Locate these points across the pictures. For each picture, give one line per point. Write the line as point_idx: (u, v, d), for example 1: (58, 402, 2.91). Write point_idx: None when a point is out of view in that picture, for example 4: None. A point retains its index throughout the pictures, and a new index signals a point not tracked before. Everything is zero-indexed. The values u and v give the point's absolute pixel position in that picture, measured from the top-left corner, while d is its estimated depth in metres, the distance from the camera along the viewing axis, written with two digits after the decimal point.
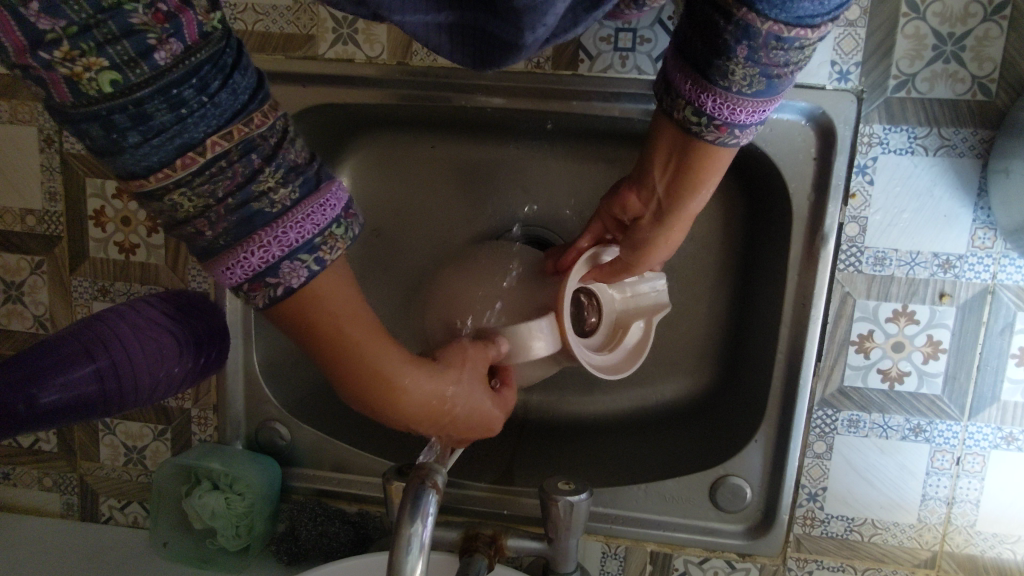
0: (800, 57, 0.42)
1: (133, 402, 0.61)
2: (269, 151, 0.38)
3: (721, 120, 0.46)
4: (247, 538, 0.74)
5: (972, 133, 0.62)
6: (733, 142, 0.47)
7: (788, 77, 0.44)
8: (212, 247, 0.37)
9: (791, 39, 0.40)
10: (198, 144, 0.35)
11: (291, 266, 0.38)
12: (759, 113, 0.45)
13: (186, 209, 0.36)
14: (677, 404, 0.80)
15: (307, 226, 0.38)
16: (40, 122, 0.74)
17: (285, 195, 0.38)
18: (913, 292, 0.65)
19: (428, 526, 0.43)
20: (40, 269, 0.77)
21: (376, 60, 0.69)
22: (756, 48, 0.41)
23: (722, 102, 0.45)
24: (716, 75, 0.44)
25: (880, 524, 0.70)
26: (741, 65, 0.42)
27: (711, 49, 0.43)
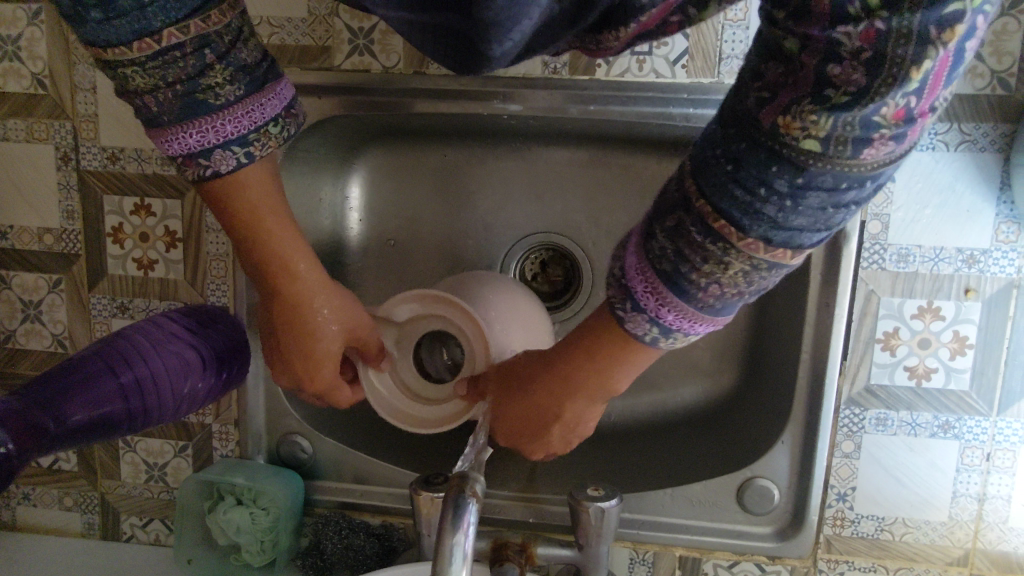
0: (724, 262, 0.37)
1: (161, 414, 0.61)
2: (223, 48, 0.43)
3: (626, 283, 0.41)
4: (272, 553, 0.73)
5: (992, 127, 0.62)
6: (622, 316, 0.42)
7: (701, 283, 0.38)
8: (157, 120, 0.44)
9: (719, 234, 0.36)
10: (156, 32, 0.40)
11: (222, 154, 0.45)
12: (660, 300, 0.40)
13: (139, 83, 0.42)
14: (699, 407, 0.79)
15: (246, 121, 0.45)
16: (56, 139, 0.74)
17: (229, 92, 0.44)
18: (939, 288, 0.65)
19: (470, 535, 0.43)
20: (58, 288, 0.77)
21: (392, 69, 0.69)
22: (684, 230, 0.37)
23: (637, 267, 0.40)
24: (647, 238, 0.39)
25: (911, 522, 0.69)
26: (665, 238, 0.38)
27: (656, 216, 0.39)
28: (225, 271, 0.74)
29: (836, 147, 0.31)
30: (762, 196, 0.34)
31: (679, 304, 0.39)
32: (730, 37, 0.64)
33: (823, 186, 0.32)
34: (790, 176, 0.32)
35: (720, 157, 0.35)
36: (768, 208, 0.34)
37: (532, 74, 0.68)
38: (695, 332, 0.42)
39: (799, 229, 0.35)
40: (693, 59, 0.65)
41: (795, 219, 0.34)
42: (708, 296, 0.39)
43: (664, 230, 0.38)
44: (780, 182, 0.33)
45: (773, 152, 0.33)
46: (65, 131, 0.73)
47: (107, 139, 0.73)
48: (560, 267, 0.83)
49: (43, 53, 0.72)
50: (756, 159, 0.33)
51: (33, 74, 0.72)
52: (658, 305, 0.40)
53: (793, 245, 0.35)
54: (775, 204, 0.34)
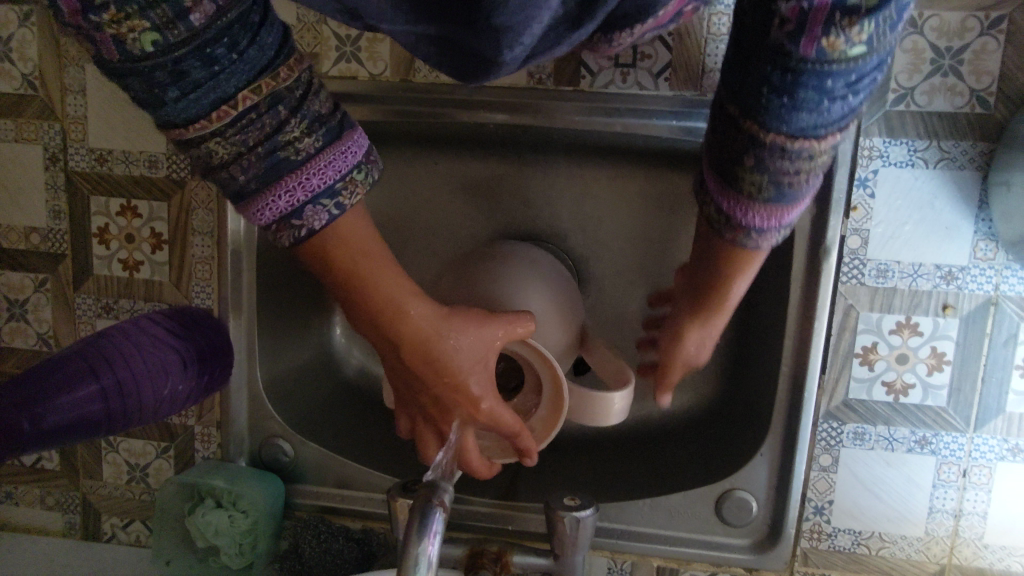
0: (816, 165, 0.39)
1: (142, 415, 0.61)
2: (296, 102, 0.40)
3: (737, 222, 0.43)
4: (250, 556, 0.74)
5: (971, 146, 0.62)
6: (754, 244, 0.44)
7: (804, 184, 0.40)
8: (244, 192, 0.39)
9: (799, 149, 0.38)
10: (231, 99, 0.37)
11: (313, 209, 0.40)
12: (777, 218, 0.42)
13: (221, 156, 0.38)
14: (680, 417, 0.80)
15: (330, 172, 0.40)
16: (45, 140, 0.74)
17: (308, 144, 0.40)
18: (917, 303, 0.65)
19: (436, 543, 0.43)
20: (44, 287, 0.77)
21: (379, 77, 0.70)
22: (764, 159, 0.39)
23: (737, 204, 0.42)
24: (730, 180, 0.42)
25: (887, 537, 0.69)
26: (752, 174, 0.40)
27: (728, 161, 0.41)
28: (210, 274, 0.75)
29: (878, 39, 0.33)
30: (830, 105, 0.36)
31: (794, 207, 0.42)
32: (714, 51, 0.65)
33: (870, 70, 0.35)
34: (846, 78, 0.35)
35: (769, 93, 0.36)
36: (832, 110, 0.36)
37: (517, 83, 0.69)
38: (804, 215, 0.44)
39: (859, 106, 0.37)
40: (676, 72, 0.66)
41: (859, 104, 0.37)
42: (813, 180, 0.41)
43: (744, 169, 0.40)
44: (837, 86, 0.35)
45: (820, 73, 0.34)
46: (54, 131, 0.74)
47: (96, 140, 0.73)
48: None
49: (33, 54, 0.72)
50: (806, 83, 0.35)
51: (23, 75, 0.73)
52: (779, 221, 0.43)
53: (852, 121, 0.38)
54: (839, 105, 0.36)
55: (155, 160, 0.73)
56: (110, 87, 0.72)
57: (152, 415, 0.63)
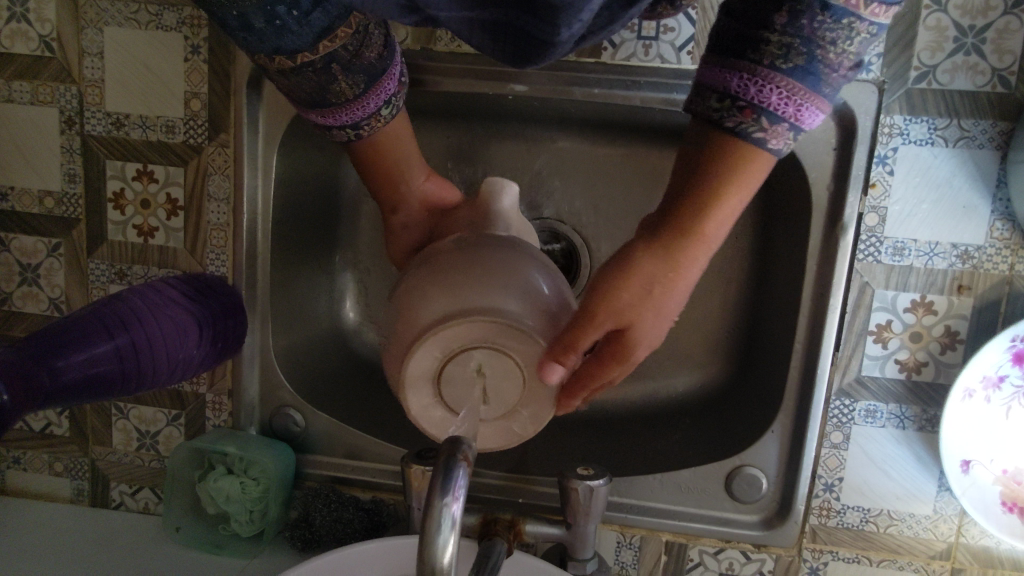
0: (848, 43, 0.37)
1: (157, 374, 0.60)
2: (348, 56, 0.49)
3: (748, 101, 0.39)
4: (261, 523, 0.74)
5: (991, 125, 0.63)
6: (758, 138, 0.40)
7: (831, 67, 0.38)
8: (287, 92, 0.51)
9: (843, 8, 0.36)
10: (293, 52, 0.46)
11: (340, 133, 0.54)
12: (793, 100, 0.38)
13: (275, 75, 0.49)
14: (689, 396, 0.81)
15: (360, 112, 0.53)
16: (61, 103, 0.74)
17: (350, 91, 0.51)
18: (932, 282, 0.66)
19: (459, 499, 0.43)
20: (57, 252, 0.77)
21: (400, 45, 0.70)
22: (799, 15, 0.36)
23: (750, 79, 0.38)
24: (748, 50, 0.38)
25: (896, 515, 0.70)
26: (781, 35, 0.37)
27: (753, 25, 0.38)
28: (225, 241, 0.74)
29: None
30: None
31: (811, 97, 0.39)
32: None
33: None
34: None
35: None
36: None
37: None
38: (806, 123, 0.40)
39: None
40: (699, 46, 0.66)
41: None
42: (835, 68, 0.38)
43: (773, 25, 0.37)
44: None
45: None
46: (71, 95, 0.74)
47: (113, 105, 0.73)
48: (558, 257, 0.82)
49: (52, 16, 0.72)
50: None
51: (40, 36, 0.73)
52: (793, 109, 0.39)
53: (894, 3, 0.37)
54: None
55: (172, 125, 0.73)
56: (129, 51, 0.72)
57: (164, 379, 0.61)
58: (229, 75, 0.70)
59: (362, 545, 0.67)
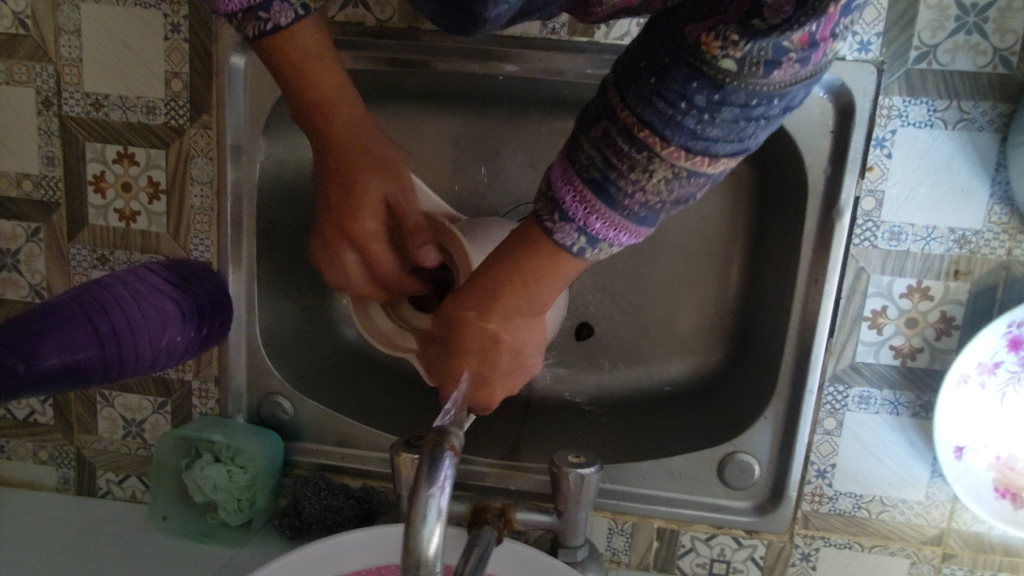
0: (648, 176, 0.38)
1: (137, 360, 0.57)
2: None
3: (553, 194, 0.41)
4: (248, 512, 0.72)
5: (991, 106, 0.61)
6: (556, 236, 0.42)
7: (628, 191, 0.39)
8: None
9: (640, 142, 0.37)
10: None
11: (281, 6, 0.49)
12: (585, 207, 0.40)
13: None
14: (681, 382, 0.80)
15: None
16: (38, 83, 0.72)
17: None
18: (929, 267, 0.65)
19: (445, 491, 0.42)
20: (37, 237, 0.75)
21: (386, 24, 0.68)
22: (609, 136, 0.38)
23: (562, 176, 0.40)
24: (570, 149, 0.40)
25: (888, 501, 0.69)
26: (591, 147, 0.39)
27: (580, 128, 0.40)
28: (209, 225, 0.73)
29: (750, 68, 0.34)
30: (683, 110, 0.36)
31: (605, 211, 0.40)
32: None
33: (735, 102, 0.35)
34: (709, 92, 0.35)
35: (647, 74, 0.37)
36: (686, 120, 0.36)
37: (528, 32, 0.67)
38: (615, 243, 0.42)
39: (715, 140, 0.37)
40: None
41: (713, 138, 0.37)
42: (631, 202, 0.39)
43: (590, 138, 0.39)
44: (698, 98, 0.36)
45: (694, 69, 0.36)
46: (47, 74, 0.71)
47: (91, 85, 0.71)
48: None
49: None
50: (679, 73, 0.36)
51: (14, 13, 0.70)
52: (585, 216, 0.40)
53: (710, 153, 0.37)
54: (693, 120, 0.36)
55: (152, 106, 0.71)
56: (106, 29, 0.70)
57: (143, 367, 0.59)
58: (211, 54, 0.68)
59: (344, 534, 0.66)
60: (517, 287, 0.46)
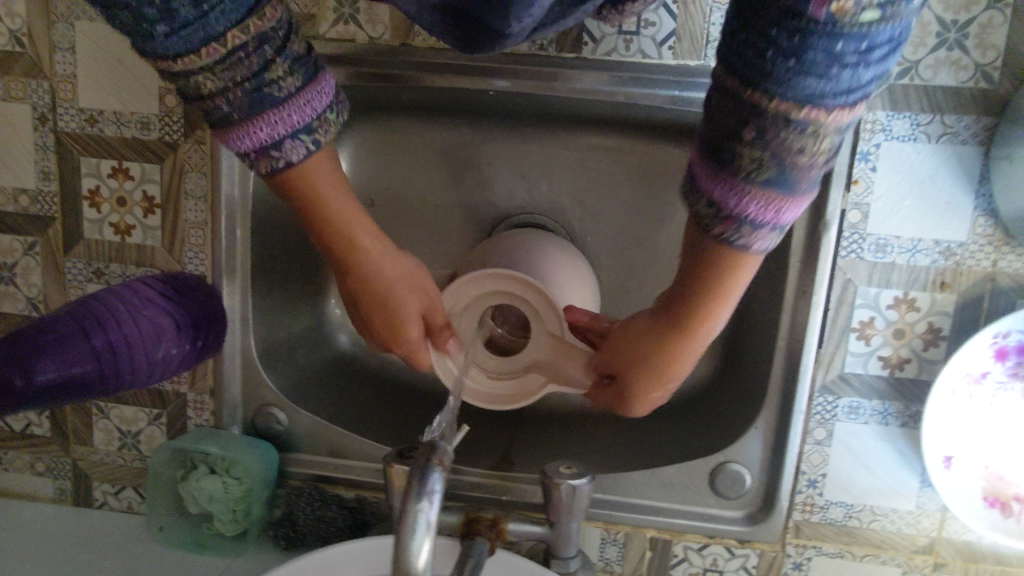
0: (819, 148, 0.35)
1: (121, 386, 0.58)
2: (280, 41, 0.40)
3: (728, 211, 0.37)
4: (243, 523, 0.73)
5: (974, 121, 0.62)
6: (744, 244, 0.39)
7: (807, 172, 0.36)
8: (227, 120, 0.41)
9: (803, 121, 0.33)
10: (220, 36, 0.37)
11: (292, 144, 0.43)
12: (773, 210, 0.37)
13: (208, 88, 0.39)
14: (675, 392, 0.81)
15: (307, 111, 0.42)
16: (34, 99, 0.72)
17: (290, 84, 0.41)
18: (915, 279, 0.66)
19: (435, 504, 0.42)
20: (34, 251, 0.76)
21: (377, 41, 0.69)
22: (764, 132, 0.34)
23: (729, 190, 0.37)
24: (722, 158, 0.36)
25: (879, 510, 0.70)
26: (749, 150, 0.35)
27: (720, 137, 0.36)
28: (204, 240, 0.73)
29: (895, 7, 0.29)
30: (836, 72, 0.31)
31: (790, 199, 0.37)
32: (718, 20, 0.64)
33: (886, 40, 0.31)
34: (857, 44, 0.30)
35: (774, 55, 0.32)
36: (841, 80, 0.32)
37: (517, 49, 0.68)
38: (785, 220, 0.38)
39: (868, 84, 0.33)
40: (680, 41, 0.65)
41: (871, 82, 0.33)
42: (812, 172, 0.36)
43: (737, 139, 0.35)
44: (847, 54, 0.31)
45: (830, 34, 0.30)
46: (43, 91, 0.72)
47: (86, 101, 0.72)
48: None
49: (22, 10, 0.70)
50: (818, 39, 0.30)
51: (10, 31, 0.71)
52: (775, 214, 0.37)
53: (864, 97, 0.33)
54: (849, 74, 0.32)
55: (147, 122, 0.72)
56: (101, 46, 0.70)
57: (140, 379, 0.59)
58: None
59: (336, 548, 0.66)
60: (715, 306, 0.44)
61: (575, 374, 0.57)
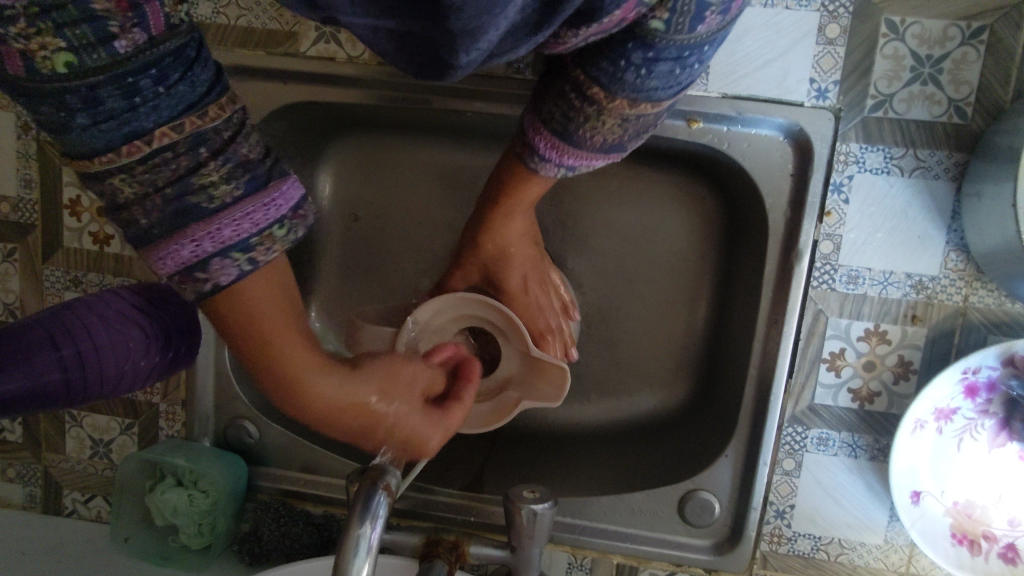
0: (602, 120, 0.46)
1: (84, 401, 0.59)
2: (219, 145, 0.38)
3: (527, 138, 0.51)
4: (209, 537, 0.73)
5: (947, 156, 0.63)
6: (532, 166, 0.53)
7: (587, 136, 0.47)
8: (147, 236, 0.37)
9: (591, 97, 0.44)
10: (146, 134, 0.35)
11: (221, 263, 0.38)
12: (552, 151, 0.50)
13: (126, 194, 0.36)
14: (648, 417, 0.80)
15: (245, 224, 0.38)
16: (17, 108, 0.73)
17: (225, 192, 0.37)
18: (886, 311, 0.65)
19: (378, 527, 0.42)
20: (13, 258, 0.77)
21: (356, 59, 0.69)
22: (566, 91, 0.46)
23: (536, 127, 0.50)
24: (540, 101, 0.49)
25: (847, 543, 0.69)
26: (554, 102, 0.47)
27: (545, 86, 0.48)
28: None
29: (675, 28, 0.38)
30: (622, 67, 0.41)
31: (570, 151, 0.49)
32: None
33: (668, 56, 0.40)
34: (643, 51, 0.40)
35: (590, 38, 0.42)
36: (628, 77, 0.42)
37: (496, 72, 0.68)
38: (568, 166, 0.51)
39: (652, 88, 0.42)
40: None
41: (650, 86, 0.42)
42: (597, 140, 0.47)
43: (551, 96, 0.47)
44: (635, 56, 0.40)
45: (629, 33, 0.39)
46: None
47: None
48: None
49: None
50: (617, 37, 0.40)
51: None
52: (558, 156, 0.50)
53: (652, 99, 0.44)
54: (633, 74, 0.41)
55: None
56: None
57: (105, 390, 0.59)
58: None
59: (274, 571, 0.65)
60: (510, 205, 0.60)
61: (546, 390, 0.61)
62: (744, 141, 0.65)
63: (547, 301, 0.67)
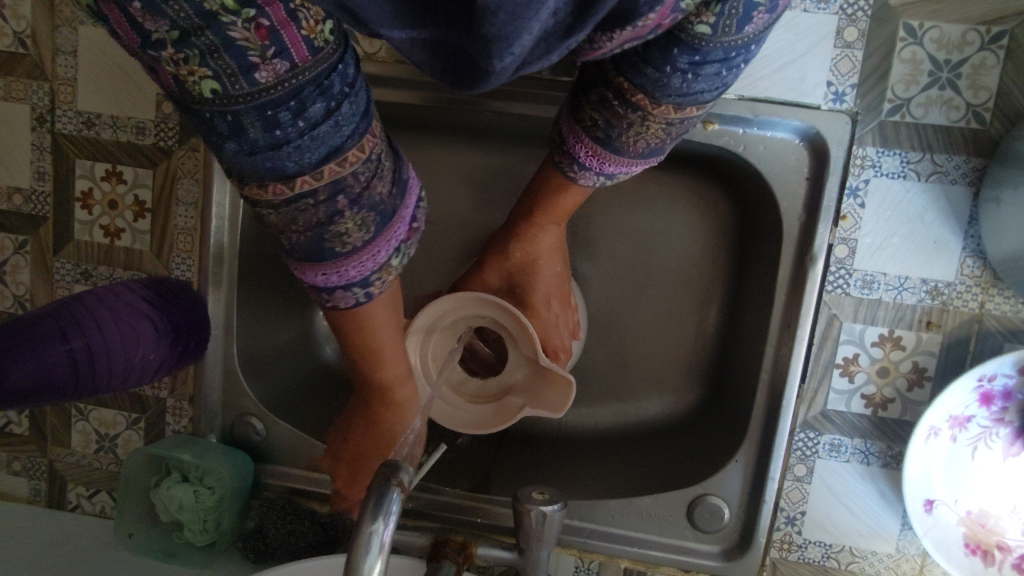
0: (643, 127, 0.47)
1: (91, 394, 0.57)
2: (357, 193, 0.40)
3: (565, 147, 0.53)
4: (213, 534, 0.72)
5: (964, 160, 0.62)
6: (573, 173, 0.55)
7: (627, 143, 0.48)
8: (285, 252, 0.43)
9: (634, 105, 0.45)
10: (291, 178, 0.37)
11: (343, 294, 0.45)
12: (592, 159, 0.51)
13: (273, 220, 0.40)
14: (657, 421, 0.79)
15: (368, 262, 0.44)
16: (34, 100, 0.73)
17: (357, 238, 0.42)
18: (901, 317, 0.65)
19: (391, 525, 0.42)
20: (24, 250, 0.77)
21: (374, 56, 0.70)
22: (604, 99, 0.47)
23: (574, 135, 0.51)
24: (576, 109, 0.50)
25: (858, 552, 0.68)
26: (592, 109, 0.48)
27: (578, 94, 0.49)
28: (192, 246, 0.74)
29: (721, 31, 0.38)
30: (668, 73, 0.41)
31: (612, 158, 0.51)
32: None
33: (714, 59, 0.40)
34: (689, 55, 0.40)
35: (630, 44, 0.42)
36: (673, 82, 0.42)
37: None
38: (608, 171, 0.52)
39: (700, 90, 0.43)
40: None
41: (696, 89, 0.43)
42: (637, 148, 0.49)
43: (590, 104, 0.48)
44: (681, 61, 0.40)
45: (673, 39, 0.39)
46: (43, 92, 0.73)
47: (85, 103, 0.73)
48: None
49: (27, 12, 0.72)
50: (660, 43, 0.40)
51: (14, 33, 0.73)
52: (599, 164, 0.52)
53: (698, 101, 0.44)
54: (679, 78, 0.42)
55: (142, 127, 0.72)
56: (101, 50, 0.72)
57: (113, 384, 0.58)
58: None
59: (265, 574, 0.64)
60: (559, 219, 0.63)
61: (550, 398, 0.57)
62: (759, 144, 0.64)
63: (563, 320, 0.67)
